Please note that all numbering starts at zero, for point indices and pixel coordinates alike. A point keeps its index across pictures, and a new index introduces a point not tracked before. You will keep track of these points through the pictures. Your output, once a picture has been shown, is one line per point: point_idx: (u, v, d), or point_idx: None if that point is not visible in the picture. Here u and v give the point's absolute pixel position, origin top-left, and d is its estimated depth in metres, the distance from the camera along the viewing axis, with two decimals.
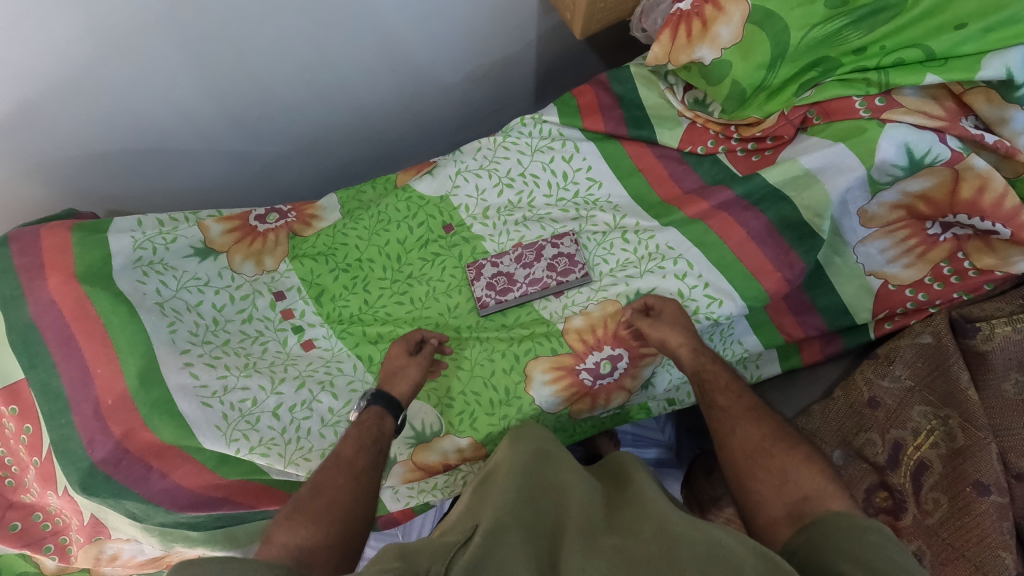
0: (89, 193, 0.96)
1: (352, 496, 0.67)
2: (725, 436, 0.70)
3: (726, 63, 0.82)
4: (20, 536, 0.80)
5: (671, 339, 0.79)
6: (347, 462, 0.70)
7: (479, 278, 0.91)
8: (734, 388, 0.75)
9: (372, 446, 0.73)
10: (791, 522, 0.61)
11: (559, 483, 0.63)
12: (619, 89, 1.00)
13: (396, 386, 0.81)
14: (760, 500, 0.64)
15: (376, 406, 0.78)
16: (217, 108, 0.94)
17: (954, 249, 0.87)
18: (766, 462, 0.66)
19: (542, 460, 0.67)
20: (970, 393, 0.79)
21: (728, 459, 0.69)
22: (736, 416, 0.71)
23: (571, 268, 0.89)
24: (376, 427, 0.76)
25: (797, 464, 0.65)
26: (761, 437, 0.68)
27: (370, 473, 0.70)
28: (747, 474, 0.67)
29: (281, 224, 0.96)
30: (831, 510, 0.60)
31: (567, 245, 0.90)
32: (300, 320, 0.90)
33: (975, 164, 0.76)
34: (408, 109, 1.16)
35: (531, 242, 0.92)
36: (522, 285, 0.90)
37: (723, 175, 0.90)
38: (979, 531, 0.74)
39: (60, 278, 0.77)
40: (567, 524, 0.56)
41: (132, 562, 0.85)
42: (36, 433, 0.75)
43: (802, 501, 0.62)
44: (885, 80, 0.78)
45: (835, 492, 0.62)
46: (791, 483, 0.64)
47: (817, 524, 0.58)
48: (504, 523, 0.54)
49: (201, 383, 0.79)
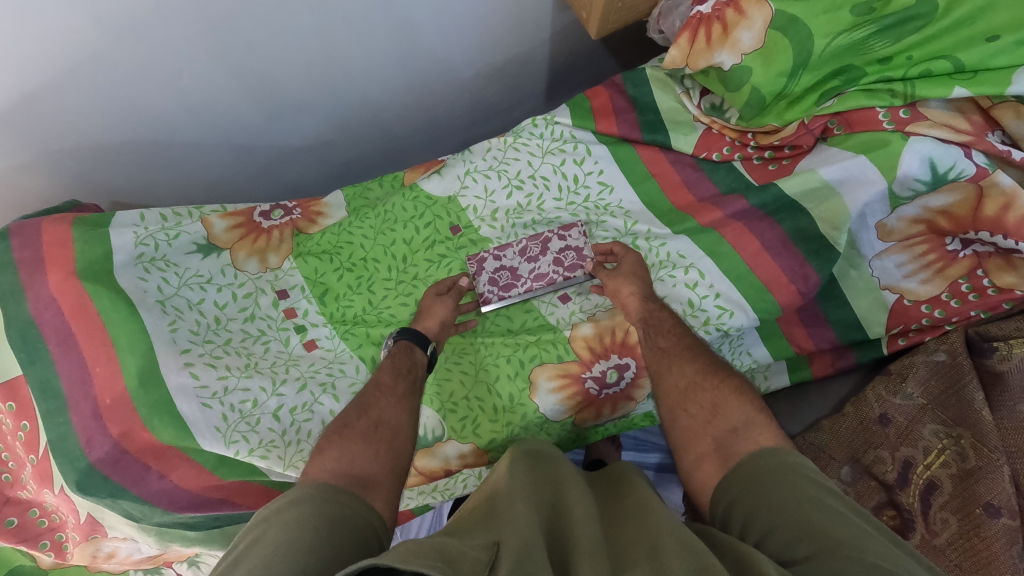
0: (93, 184, 0.94)
1: (396, 415, 0.73)
2: (662, 373, 0.75)
3: (747, 69, 0.80)
4: (16, 532, 0.79)
5: (620, 289, 0.83)
6: (389, 387, 0.76)
7: (483, 273, 0.90)
8: (675, 330, 0.78)
9: (407, 374, 0.78)
10: (717, 458, 0.63)
11: (563, 509, 0.60)
12: (634, 92, 0.97)
13: (425, 322, 0.85)
14: (692, 432, 0.67)
15: (403, 340, 0.82)
16: (223, 100, 0.92)
17: (973, 266, 0.85)
18: (697, 396, 0.70)
19: (548, 488, 0.63)
20: (985, 413, 0.77)
21: (666, 397, 0.73)
22: (670, 357, 0.75)
23: (576, 265, 0.88)
24: (407, 357, 0.80)
25: (724, 398, 0.68)
26: (695, 373, 0.72)
27: (410, 398, 0.76)
28: (680, 410, 0.70)
29: (286, 220, 0.94)
30: (757, 444, 0.62)
31: (576, 237, 0.89)
32: (303, 320, 0.89)
33: (1001, 181, 0.74)
34: (418, 106, 1.14)
35: (534, 236, 0.91)
36: (527, 281, 0.89)
37: (738, 184, 0.88)
38: (987, 554, 0.72)
39: (60, 274, 0.76)
40: (580, 553, 0.52)
41: (128, 559, 0.85)
42: (33, 431, 0.74)
43: (729, 435, 0.64)
44: (911, 91, 0.76)
45: (759, 423, 0.64)
46: (721, 418, 0.66)
47: (739, 460, 0.61)
48: (534, 549, 0.50)
49: (201, 384, 0.77)
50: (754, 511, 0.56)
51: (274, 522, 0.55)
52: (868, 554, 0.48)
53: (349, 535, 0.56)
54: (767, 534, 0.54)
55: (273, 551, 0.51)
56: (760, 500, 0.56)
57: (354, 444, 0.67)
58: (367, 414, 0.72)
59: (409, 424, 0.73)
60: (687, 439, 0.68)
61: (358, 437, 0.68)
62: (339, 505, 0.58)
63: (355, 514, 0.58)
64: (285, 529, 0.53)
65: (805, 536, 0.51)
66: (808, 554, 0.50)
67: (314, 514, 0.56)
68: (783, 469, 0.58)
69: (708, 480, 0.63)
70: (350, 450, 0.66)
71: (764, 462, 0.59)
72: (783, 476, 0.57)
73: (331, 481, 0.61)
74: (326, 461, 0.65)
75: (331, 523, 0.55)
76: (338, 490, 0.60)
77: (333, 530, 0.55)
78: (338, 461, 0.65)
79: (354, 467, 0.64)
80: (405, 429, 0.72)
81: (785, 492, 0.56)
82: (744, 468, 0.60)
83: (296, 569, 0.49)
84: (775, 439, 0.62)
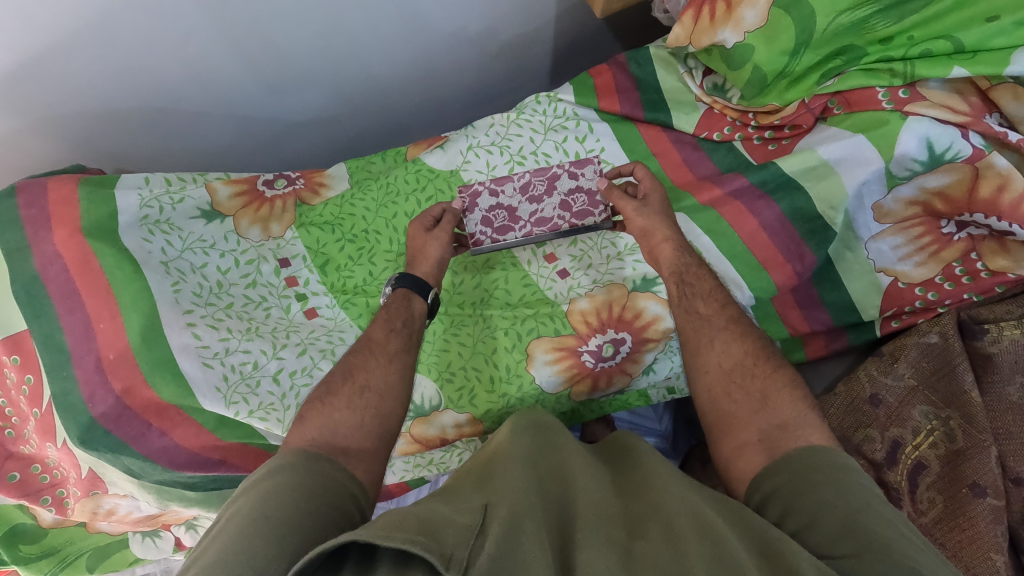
0: (98, 150, 0.95)
1: (385, 377, 0.72)
2: (702, 351, 0.73)
3: (749, 48, 0.80)
4: (18, 486, 0.81)
5: (654, 233, 0.82)
6: (380, 344, 0.75)
7: (474, 213, 0.89)
8: (716, 296, 0.78)
9: (402, 328, 0.77)
10: (762, 449, 0.62)
11: (564, 476, 0.61)
12: (637, 71, 0.97)
13: (419, 267, 0.83)
14: (733, 418, 0.66)
15: (400, 288, 0.81)
16: (229, 68, 0.93)
17: (967, 249, 0.86)
18: (744, 382, 0.68)
19: (546, 451, 0.65)
20: (974, 395, 0.79)
21: (705, 376, 0.71)
22: (711, 328, 0.75)
23: (584, 214, 0.90)
24: (404, 307, 0.79)
25: (775, 389, 0.67)
26: (741, 356, 0.71)
27: (402, 356, 0.75)
28: (723, 394, 0.68)
29: (289, 190, 0.95)
30: (807, 443, 0.61)
31: (588, 180, 0.89)
32: (304, 288, 0.90)
33: (997, 163, 0.75)
34: (422, 83, 1.15)
35: (542, 171, 0.89)
36: (528, 222, 0.90)
37: (738, 163, 0.90)
38: (973, 535, 0.74)
39: (66, 231, 0.77)
40: (579, 526, 0.53)
41: (127, 517, 0.87)
42: (37, 384, 0.75)
43: (778, 429, 0.63)
44: (911, 71, 0.77)
45: (811, 420, 0.63)
46: (769, 410, 0.65)
47: (788, 453, 0.60)
48: (524, 519, 0.51)
49: (203, 344, 0.79)
50: (795, 505, 0.56)
51: (245, 497, 0.56)
52: (913, 561, 0.48)
53: (327, 506, 0.57)
54: (805, 527, 0.54)
55: (249, 524, 0.52)
56: (802, 495, 0.56)
57: (336, 411, 0.68)
58: (354, 378, 0.71)
59: (399, 384, 0.72)
60: (710, 414, 0.69)
61: (342, 404, 0.68)
62: (328, 478, 0.60)
63: (331, 483, 0.60)
64: (258, 501, 0.55)
65: (848, 537, 0.52)
66: (847, 552, 0.50)
67: (294, 485, 0.57)
68: (836, 471, 0.57)
69: (750, 468, 0.62)
70: (333, 417, 0.67)
71: (813, 460, 0.58)
72: (832, 475, 0.57)
73: (309, 451, 0.62)
74: (306, 432, 0.66)
75: (309, 495, 0.57)
76: (317, 461, 0.61)
77: (310, 502, 0.56)
78: (317, 431, 0.65)
79: (334, 437, 0.65)
80: (393, 392, 0.71)
81: (829, 492, 0.55)
82: (794, 461, 0.59)
83: (276, 544, 0.51)
84: (826, 438, 0.61)
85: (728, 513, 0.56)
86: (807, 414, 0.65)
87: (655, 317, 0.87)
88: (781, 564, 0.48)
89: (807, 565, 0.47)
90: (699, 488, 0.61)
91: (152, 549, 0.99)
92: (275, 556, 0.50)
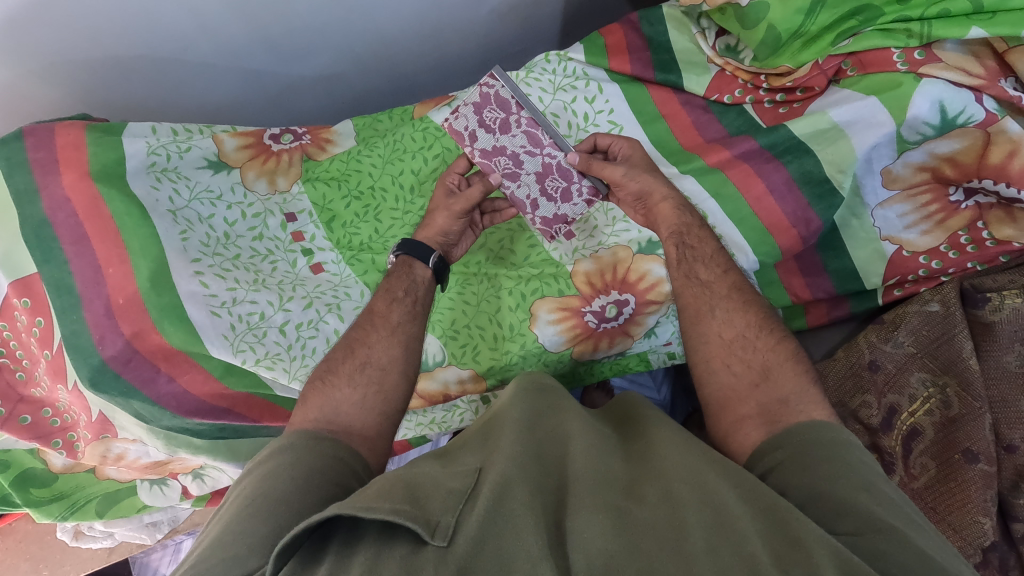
0: (103, 100, 0.94)
1: (388, 351, 0.72)
2: (705, 318, 0.73)
3: (765, 4, 0.81)
4: (30, 429, 0.84)
5: (652, 193, 0.81)
6: (383, 315, 0.75)
7: (564, 208, 0.84)
8: (719, 261, 0.77)
9: (404, 297, 0.77)
10: (762, 423, 0.63)
11: (562, 438, 0.60)
12: (649, 31, 0.96)
13: (423, 235, 0.83)
14: (731, 392, 0.67)
15: (403, 255, 0.81)
16: (236, 20, 0.91)
17: (974, 217, 0.85)
18: (746, 354, 0.69)
19: (547, 412, 0.64)
20: (972, 362, 0.79)
21: (707, 341, 0.71)
22: (713, 295, 0.74)
23: (503, 102, 0.82)
24: (407, 274, 0.79)
25: (778, 362, 0.68)
26: (742, 326, 0.71)
27: (406, 326, 0.75)
28: (722, 361, 0.69)
29: (295, 145, 0.94)
30: (808, 417, 0.62)
31: (470, 118, 0.83)
32: (310, 244, 0.90)
33: (1009, 128, 0.75)
34: (431, 42, 1.13)
35: (491, 176, 0.83)
36: (542, 150, 0.82)
37: (747, 126, 0.90)
38: (962, 499, 0.75)
39: (74, 174, 0.78)
40: (574, 489, 0.53)
41: (135, 463, 0.90)
42: (47, 327, 0.78)
43: (779, 404, 0.64)
44: (929, 32, 0.76)
45: (811, 397, 0.64)
46: (770, 384, 0.66)
47: (789, 427, 0.61)
48: (515, 484, 0.51)
49: (211, 292, 0.80)
50: (793, 480, 0.56)
51: (251, 479, 0.59)
52: (920, 544, 0.47)
53: (328, 482, 0.58)
54: (808, 501, 0.54)
55: (251, 503, 0.55)
56: (805, 471, 0.56)
57: (338, 390, 0.68)
58: (355, 354, 0.72)
59: (401, 358, 0.72)
60: (703, 374, 0.70)
61: (343, 382, 0.69)
62: (330, 459, 0.61)
63: (331, 459, 0.61)
64: (262, 482, 0.57)
65: (849, 513, 0.51)
66: (854, 530, 0.50)
67: (293, 464, 0.59)
68: (835, 448, 0.57)
69: (749, 442, 0.63)
70: (334, 397, 0.67)
71: (813, 434, 0.59)
72: (830, 453, 0.57)
73: (310, 430, 0.64)
74: (309, 412, 0.67)
75: (308, 473, 0.58)
76: (320, 441, 0.62)
77: (308, 479, 0.58)
78: (320, 410, 0.67)
79: (338, 414, 0.66)
80: (395, 366, 0.71)
81: (833, 469, 0.55)
82: (793, 435, 0.60)
83: (268, 523, 0.53)
84: (827, 416, 0.62)
85: (729, 471, 0.55)
86: (802, 379, 0.66)
87: (657, 280, 0.87)
88: (790, 537, 0.47)
89: (816, 541, 0.46)
90: (693, 445, 0.60)
91: (160, 497, 1.01)
92: (274, 533, 0.52)
